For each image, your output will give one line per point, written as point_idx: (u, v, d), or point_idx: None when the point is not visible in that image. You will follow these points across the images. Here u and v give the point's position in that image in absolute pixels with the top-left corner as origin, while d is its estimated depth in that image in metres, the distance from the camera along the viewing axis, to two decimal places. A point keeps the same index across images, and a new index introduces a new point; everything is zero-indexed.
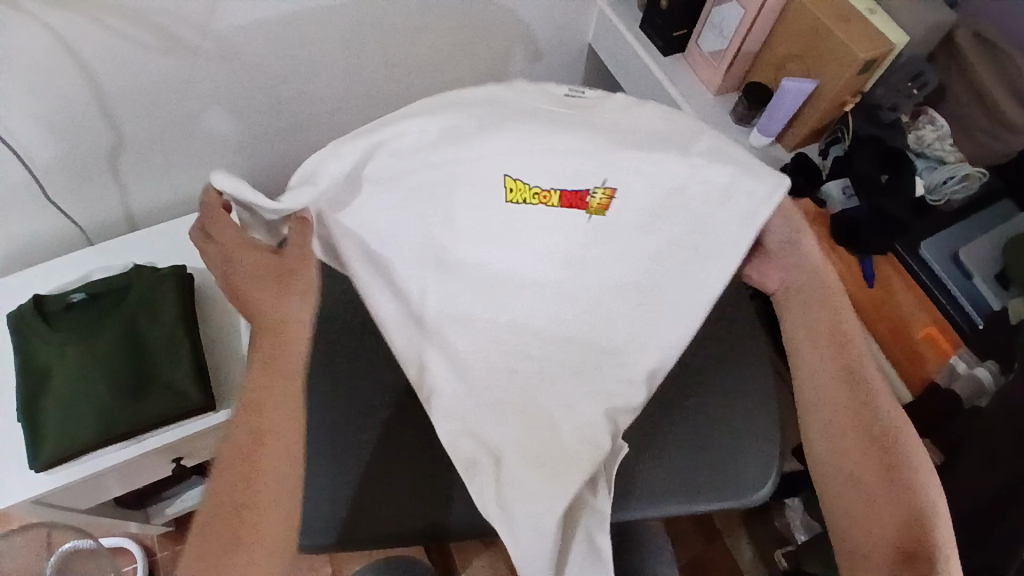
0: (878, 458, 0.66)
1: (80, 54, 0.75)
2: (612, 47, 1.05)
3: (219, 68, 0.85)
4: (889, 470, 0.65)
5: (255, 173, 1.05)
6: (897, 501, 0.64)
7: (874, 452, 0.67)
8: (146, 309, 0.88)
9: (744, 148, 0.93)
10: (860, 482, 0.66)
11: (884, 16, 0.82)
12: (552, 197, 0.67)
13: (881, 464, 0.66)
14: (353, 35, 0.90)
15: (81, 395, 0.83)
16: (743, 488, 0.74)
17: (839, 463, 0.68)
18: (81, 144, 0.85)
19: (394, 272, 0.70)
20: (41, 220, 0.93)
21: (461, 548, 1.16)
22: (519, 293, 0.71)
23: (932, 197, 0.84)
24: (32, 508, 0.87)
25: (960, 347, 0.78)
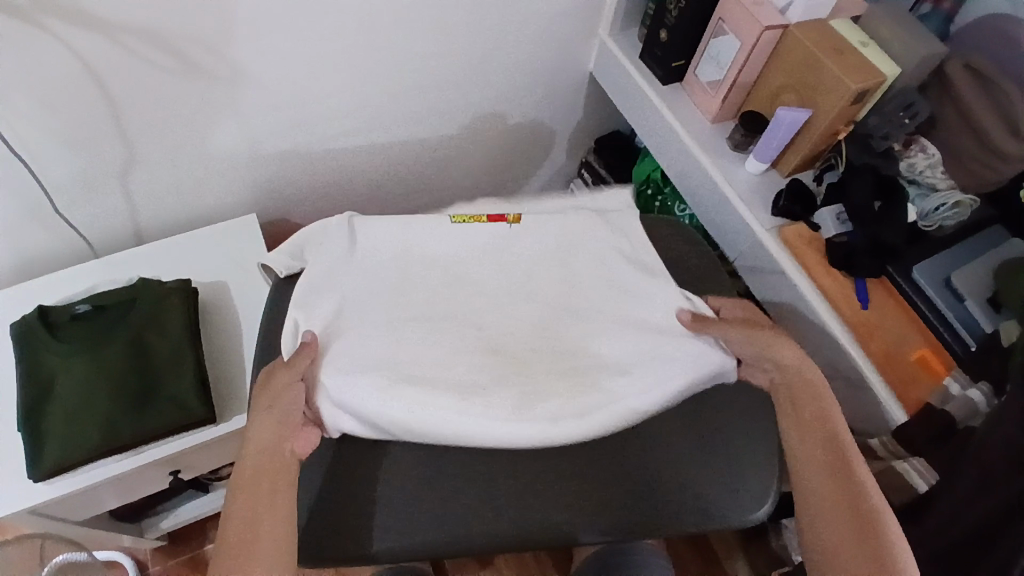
0: (834, 477, 0.69)
1: (100, 77, 0.78)
2: (612, 77, 1.09)
3: (234, 88, 0.88)
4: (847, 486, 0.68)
5: (262, 192, 1.07)
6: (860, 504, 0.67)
7: (833, 472, 0.70)
8: (151, 323, 0.90)
9: (741, 173, 0.95)
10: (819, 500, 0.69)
11: (874, 49, 0.86)
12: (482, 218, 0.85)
13: (838, 485, 0.69)
14: (369, 61, 0.94)
15: (82, 405, 0.83)
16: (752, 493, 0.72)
17: (803, 492, 0.70)
18: (93, 160, 0.87)
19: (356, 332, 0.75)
20: (50, 233, 0.95)
21: (456, 568, 1.14)
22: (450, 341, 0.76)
23: (925, 223, 0.86)
24: (25, 519, 0.86)
25: (953, 369, 0.78)
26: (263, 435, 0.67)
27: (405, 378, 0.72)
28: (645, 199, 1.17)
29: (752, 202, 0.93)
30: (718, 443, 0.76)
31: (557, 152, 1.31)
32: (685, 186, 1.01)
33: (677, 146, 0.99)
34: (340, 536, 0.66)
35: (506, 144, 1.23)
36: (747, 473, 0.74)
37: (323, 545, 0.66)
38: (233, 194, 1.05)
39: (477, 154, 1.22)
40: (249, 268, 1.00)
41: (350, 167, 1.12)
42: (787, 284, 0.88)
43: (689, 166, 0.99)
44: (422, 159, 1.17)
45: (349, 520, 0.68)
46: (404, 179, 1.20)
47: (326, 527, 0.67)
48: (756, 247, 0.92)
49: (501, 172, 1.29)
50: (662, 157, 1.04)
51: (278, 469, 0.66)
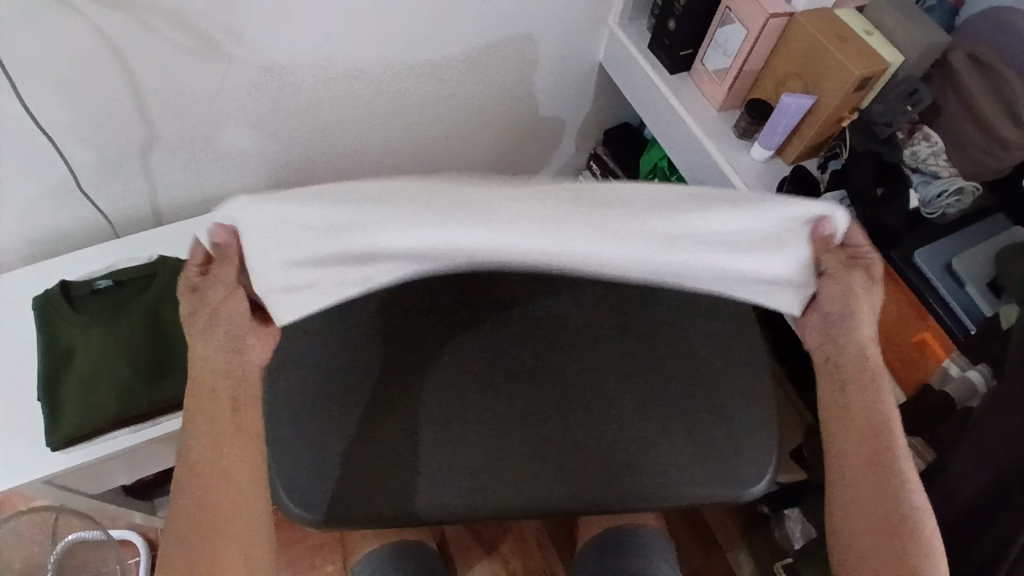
0: (880, 483, 0.60)
1: (122, 58, 0.81)
2: (621, 66, 1.11)
3: (252, 72, 0.91)
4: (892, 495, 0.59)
5: (276, 176, 1.10)
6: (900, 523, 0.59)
7: (877, 471, 0.61)
8: (168, 298, 0.92)
9: (746, 160, 0.97)
10: (863, 500, 0.60)
11: (878, 38, 0.87)
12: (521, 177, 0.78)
13: (883, 491, 0.60)
14: (387, 49, 0.97)
15: (101, 376, 0.86)
16: (732, 485, 0.74)
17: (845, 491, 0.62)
18: (114, 141, 0.90)
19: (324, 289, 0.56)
20: (72, 211, 0.98)
21: (460, 550, 1.16)
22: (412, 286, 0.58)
23: (927, 211, 0.88)
24: (42, 489, 0.88)
25: (953, 351, 0.80)
26: (187, 482, 0.57)
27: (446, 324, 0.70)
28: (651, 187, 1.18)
29: (756, 188, 0.94)
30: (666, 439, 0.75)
31: (566, 143, 1.33)
32: (691, 174, 1.03)
33: (684, 134, 1.01)
34: (386, 505, 0.69)
35: (516, 133, 1.25)
36: (739, 461, 0.75)
37: (376, 507, 0.69)
38: (249, 177, 1.07)
39: (486, 143, 1.24)
40: None
41: (366, 154, 1.15)
42: None
43: (694, 153, 1.00)
44: (433, 147, 1.19)
45: (397, 491, 0.70)
46: (416, 166, 1.22)
47: (366, 483, 0.70)
48: None
49: (512, 161, 1.31)
50: (669, 146, 1.06)
51: (225, 503, 0.57)
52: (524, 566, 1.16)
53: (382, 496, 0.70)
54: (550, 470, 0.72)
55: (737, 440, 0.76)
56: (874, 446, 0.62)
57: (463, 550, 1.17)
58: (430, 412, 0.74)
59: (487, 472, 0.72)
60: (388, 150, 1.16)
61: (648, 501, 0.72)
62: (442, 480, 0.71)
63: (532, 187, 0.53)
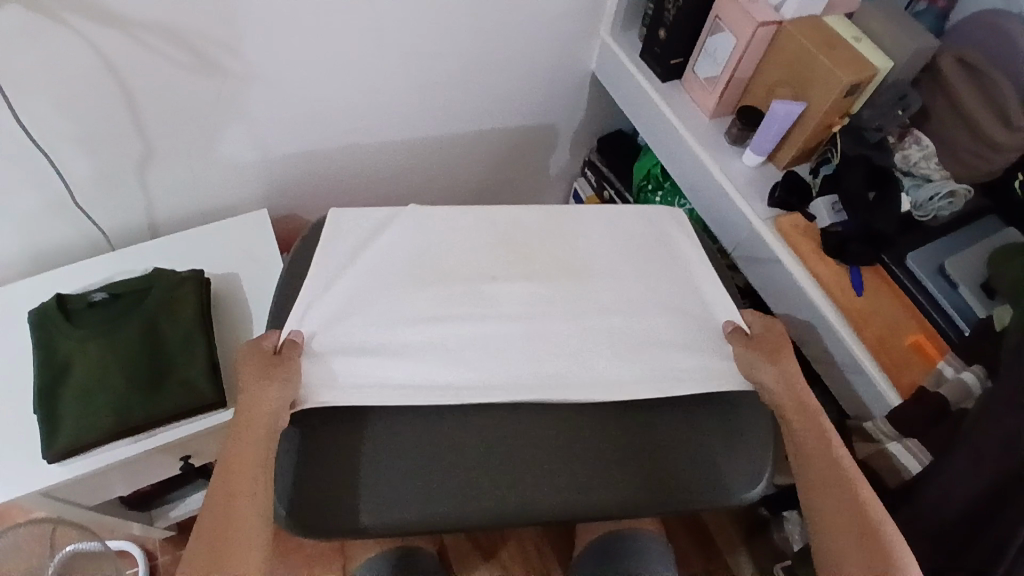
0: (838, 492, 0.68)
1: (119, 74, 0.82)
2: (614, 75, 1.11)
3: (249, 86, 0.92)
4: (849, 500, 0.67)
5: (272, 187, 1.10)
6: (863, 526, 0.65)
7: (834, 485, 0.68)
8: (165, 310, 0.92)
9: (739, 166, 0.97)
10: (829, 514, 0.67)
11: (867, 44, 0.88)
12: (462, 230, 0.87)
13: (841, 498, 0.67)
14: (382, 62, 0.98)
15: (98, 389, 0.86)
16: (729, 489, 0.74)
17: (814, 508, 0.69)
18: (111, 155, 0.91)
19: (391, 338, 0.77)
20: (69, 225, 0.98)
21: (459, 559, 1.16)
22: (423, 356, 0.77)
23: (919, 213, 0.88)
24: (37, 502, 0.88)
25: (947, 354, 0.79)
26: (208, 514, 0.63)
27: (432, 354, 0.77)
28: (645, 194, 1.19)
29: (748, 193, 0.95)
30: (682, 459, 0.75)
31: (560, 151, 1.34)
32: (684, 181, 1.03)
33: (676, 142, 1.02)
34: (334, 522, 0.68)
35: (510, 142, 1.26)
36: (735, 467, 0.75)
37: (320, 526, 0.68)
38: (244, 189, 1.08)
39: (481, 153, 1.25)
40: (259, 261, 1.03)
41: (361, 166, 1.15)
42: (783, 273, 0.90)
43: (687, 160, 1.01)
44: (428, 157, 1.20)
45: (342, 508, 0.69)
46: (412, 176, 1.23)
47: (313, 501, 0.69)
48: (753, 238, 0.93)
49: (507, 170, 1.32)
50: (662, 153, 1.06)
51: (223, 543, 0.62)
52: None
53: (323, 517, 0.69)
54: (502, 477, 0.72)
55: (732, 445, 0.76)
56: (823, 452, 0.71)
57: (463, 559, 1.16)
58: (377, 431, 0.74)
59: (426, 481, 0.71)
60: (382, 161, 1.16)
61: (636, 505, 0.72)
62: (385, 495, 0.70)
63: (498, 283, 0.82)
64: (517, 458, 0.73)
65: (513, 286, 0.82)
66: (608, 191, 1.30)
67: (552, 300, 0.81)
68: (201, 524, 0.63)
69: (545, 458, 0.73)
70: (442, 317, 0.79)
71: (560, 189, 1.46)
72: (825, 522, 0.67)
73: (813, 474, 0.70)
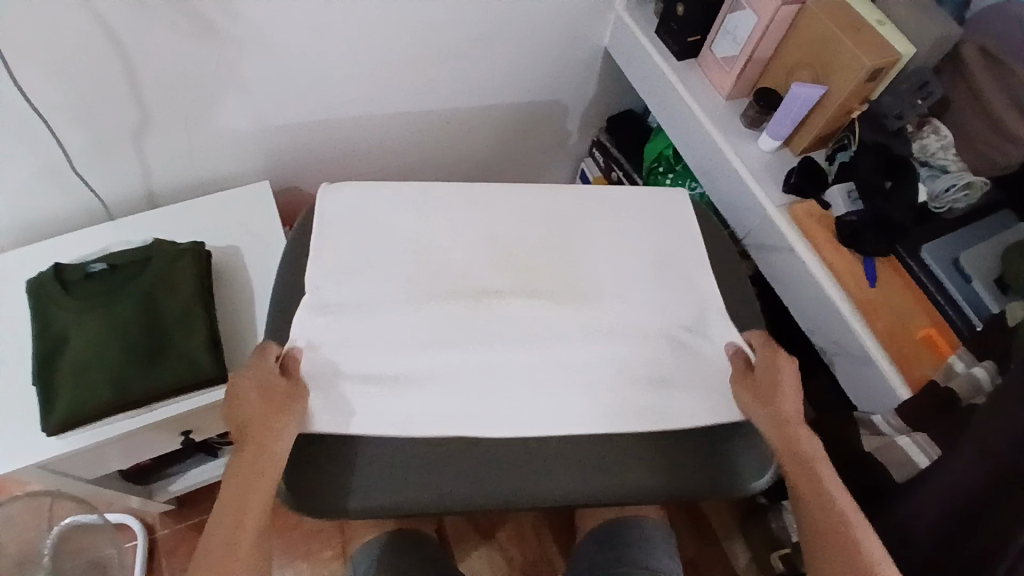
0: (821, 503, 0.66)
1: (116, 36, 0.79)
2: (627, 52, 1.09)
3: (252, 54, 0.89)
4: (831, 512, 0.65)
5: (273, 159, 1.08)
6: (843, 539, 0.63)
7: (817, 495, 0.67)
8: (164, 283, 0.91)
9: (753, 150, 0.95)
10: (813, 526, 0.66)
11: (891, 28, 0.85)
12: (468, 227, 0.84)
13: (823, 509, 0.66)
14: (390, 32, 0.95)
15: (95, 362, 0.85)
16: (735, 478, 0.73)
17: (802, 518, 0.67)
18: (109, 122, 0.88)
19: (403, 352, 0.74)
20: (65, 193, 0.96)
21: (458, 537, 1.17)
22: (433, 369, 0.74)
23: (935, 205, 0.86)
24: (35, 474, 0.87)
25: (958, 348, 0.78)
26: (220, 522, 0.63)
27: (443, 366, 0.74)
28: (655, 176, 1.17)
29: (762, 178, 0.93)
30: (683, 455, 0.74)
31: (569, 129, 1.31)
32: (697, 164, 1.01)
33: (690, 123, 0.99)
34: (324, 503, 0.69)
35: (518, 118, 1.23)
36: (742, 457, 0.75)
37: (310, 504, 0.69)
38: (246, 160, 1.05)
39: (488, 129, 1.22)
40: (261, 235, 1.01)
41: (365, 140, 1.13)
42: (795, 262, 0.89)
43: (701, 142, 0.99)
44: (434, 133, 1.18)
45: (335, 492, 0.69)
46: (417, 151, 1.20)
47: (310, 483, 0.70)
48: (766, 225, 0.92)
49: (514, 147, 1.30)
50: (674, 135, 1.04)
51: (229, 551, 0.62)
52: (521, 555, 1.16)
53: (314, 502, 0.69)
54: (507, 475, 0.71)
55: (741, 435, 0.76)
56: (805, 463, 0.69)
57: (461, 538, 1.17)
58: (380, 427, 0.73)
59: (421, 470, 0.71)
60: (385, 135, 1.14)
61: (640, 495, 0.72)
62: (379, 483, 0.70)
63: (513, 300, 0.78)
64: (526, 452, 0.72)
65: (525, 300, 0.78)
66: (617, 171, 1.28)
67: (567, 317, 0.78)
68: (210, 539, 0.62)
69: (554, 459, 0.72)
70: (450, 335, 0.76)
71: (567, 168, 1.44)
72: (812, 534, 0.66)
73: (798, 482, 0.68)
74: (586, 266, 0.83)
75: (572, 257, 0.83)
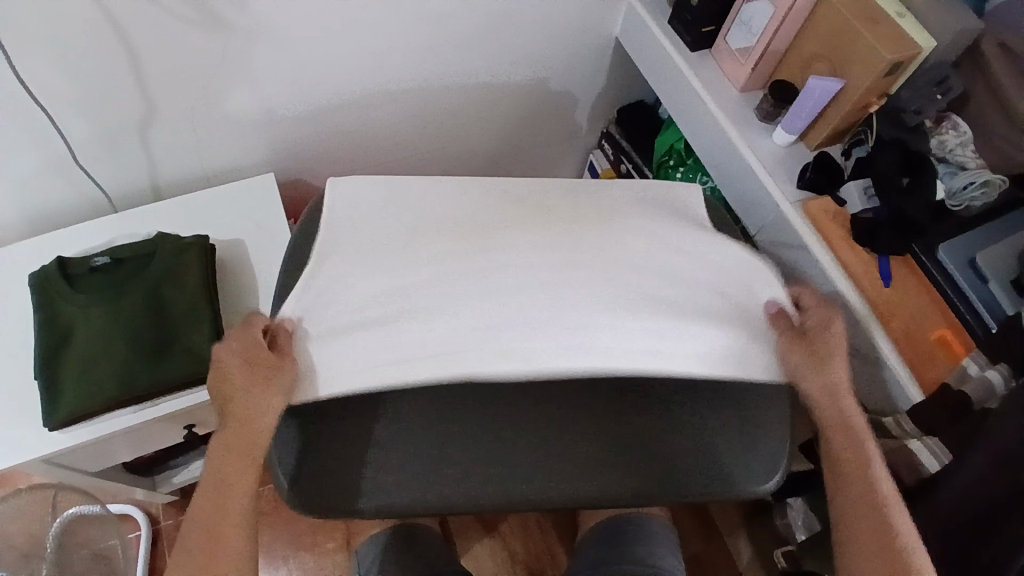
0: (873, 521, 0.67)
1: (120, 26, 0.77)
2: (639, 42, 1.06)
3: (259, 43, 0.87)
4: (884, 532, 0.66)
5: (278, 151, 1.06)
6: (894, 562, 0.65)
7: (870, 513, 0.68)
8: (168, 277, 0.89)
9: (767, 145, 0.94)
10: (857, 548, 0.67)
11: (910, 20, 0.82)
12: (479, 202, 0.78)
13: (876, 528, 0.67)
14: (399, 22, 0.93)
15: (103, 356, 0.84)
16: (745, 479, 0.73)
17: (845, 537, 0.69)
18: (112, 112, 0.87)
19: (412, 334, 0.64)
20: (69, 185, 0.94)
21: (462, 531, 1.17)
22: (450, 346, 0.63)
23: (952, 202, 0.84)
24: (41, 467, 0.87)
25: (973, 350, 0.77)
26: (189, 529, 0.64)
27: (459, 336, 0.63)
28: (665, 169, 1.15)
29: (776, 174, 0.91)
30: (677, 448, 0.74)
31: (578, 120, 1.29)
32: (710, 158, 1.00)
33: (704, 116, 0.97)
34: (327, 497, 0.68)
35: (527, 108, 1.21)
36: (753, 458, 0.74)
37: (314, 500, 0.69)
38: (252, 151, 1.04)
39: (496, 119, 1.20)
40: (267, 228, 1.00)
41: (372, 131, 1.11)
42: (810, 259, 0.88)
43: (714, 135, 0.97)
44: (442, 124, 1.16)
45: (342, 487, 0.69)
46: (423, 143, 1.18)
47: (318, 479, 0.69)
48: (779, 221, 0.91)
49: (522, 138, 1.28)
50: (687, 127, 1.02)
51: (214, 552, 0.63)
52: (525, 550, 1.16)
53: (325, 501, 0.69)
54: (505, 478, 0.70)
55: (751, 437, 0.74)
56: (863, 479, 0.69)
57: (465, 531, 1.17)
58: (393, 416, 0.72)
59: (445, 463, 0.70)
60: (391, 127, 1.12)
61: (624, 495, 0.71)
62: (391, 479, 0.69)
63: (545, 267, 0.68)
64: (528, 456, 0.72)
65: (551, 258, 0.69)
66: (626, 164, 1.26)
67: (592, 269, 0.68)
68: (183, 544, 0.64)
69: (553, 462, 0.71)
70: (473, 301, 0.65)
71: (574, 159, 1.42)
72: (855, 553, 0.67)
73: (846, 499, 0.70)
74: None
75: (603, 225, 0.74)
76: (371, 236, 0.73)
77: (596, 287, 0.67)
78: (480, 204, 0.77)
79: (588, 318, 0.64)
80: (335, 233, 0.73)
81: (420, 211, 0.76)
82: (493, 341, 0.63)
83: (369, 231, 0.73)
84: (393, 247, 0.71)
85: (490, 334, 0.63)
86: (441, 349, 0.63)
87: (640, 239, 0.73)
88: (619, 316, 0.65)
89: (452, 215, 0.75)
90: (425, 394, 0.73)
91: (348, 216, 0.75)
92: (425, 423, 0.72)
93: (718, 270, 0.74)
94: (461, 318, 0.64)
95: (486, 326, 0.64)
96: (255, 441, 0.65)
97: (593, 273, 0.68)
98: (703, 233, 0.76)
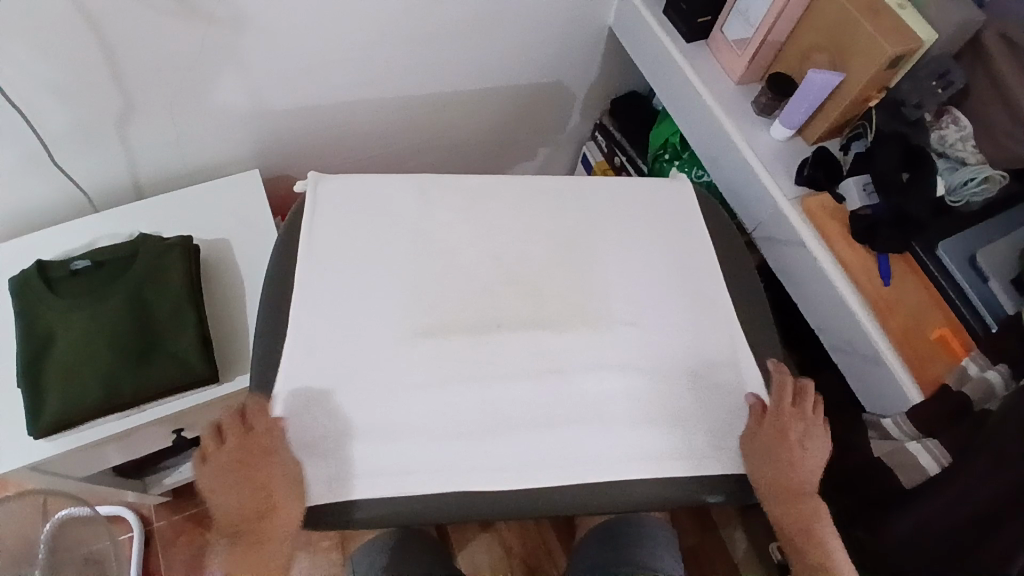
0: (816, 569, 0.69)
1: (93, 20, 0.74)
2: (633, 32, 1.04)
3: (239, 37, 0.84)
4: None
5: (263, 147, 1.03)
6: None
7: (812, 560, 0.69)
8: (151, 280, 0.87)
9: (764, 139, 0.91)
10: None
11: (911, 11, 0.80)
12: (461, 238, 0.81)
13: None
14: (385, 13, 0.90)
15: (85, 362, 0.82)
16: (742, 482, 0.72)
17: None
18: (88, 109, 0.84)
19: (414, 408, 0.70)
20: (47, 184, 0.92)
21: (456, 529, 1.17)
22: (445, 424, 0.69)
23: (951, 198, 0.82)
24: (25, 475, 0.85)
25: (973, 350, 0.76)
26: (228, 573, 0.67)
27: (451, 400, 0.70)
28: (660, 163, 1.13)
29: (774, 169, 0.89)
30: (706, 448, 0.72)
31: (571, 112, 1.27)
32: (706, 152, 0.98)
33: (699, 109, 0.95)
34: (325, 505, 0.66)
35: (519, 100, 1.18)
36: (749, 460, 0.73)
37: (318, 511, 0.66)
38: (236, 148, 1.01)
39: (487, 111, 1.18)
40: (253, 227, 0.97)
41: (359, 125, 1.08)
42: (807, 257, 0.86)
43: (710, 129, 0.95)
44: (431, 117, 1.13)
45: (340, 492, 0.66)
46: (412, 136, 1.16)
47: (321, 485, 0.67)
48: (777, 218, 0.89)
49: (513, 130, 1.25)
50: (682, 121, 1.00)
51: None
52: (520, 547, 1.16)
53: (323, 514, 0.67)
54: (491, 493, 0.67)
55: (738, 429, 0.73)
56: (803, 522, 0.70)
57: (460, 529, 1.17)
58: (404, 405, 0.70)
59: (466, 462, 0.68)
60: (379, 120, 1.09)
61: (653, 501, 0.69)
62: (388, 483, 0.66)
63: (522, 321, 0.76)
64: (554, 456, 0.69)
65: (527, 297, 0.78)
66: (620, 156, 1.24)
67: (567, 329, 0.76)
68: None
69: (550, 478, 0.68)
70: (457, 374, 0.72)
71: (567, 151, 1.39)
72: None
73: (790, 540, 0.71)
74: (594, 271, 0.80)
75: (576, 266, 0.81)
76: (353, 281, 0.76)
77: (568, 329, 0.76)
78: (460, 241, 0.81)
79: (558, 359, 0.74)
80: (317, 273, 0.76)
81: (396, 244, 0.79)
82: (484, 416, 0.70)
83: (351, 274, 0.77)
84: (379, 305, 0.75)
85: (482, 391, 0.71)
86: (436, 431, 0.69)
87: (612, 280, 0.81)
88: (587, 374, 0.73)
89: (437, 266, 0.79)
90: (434, 384, 0.71)
91: (326, 251, 0.78)
92: (437, 417, 0.69)
93: (690, 313, 0.79)
94: (454, 390, 0.71)
95: (479, 395, 0.71)
96: (283, 495, 0.66)
97: (566, 332, 0.76)
98: (681, 275, 0.82)
